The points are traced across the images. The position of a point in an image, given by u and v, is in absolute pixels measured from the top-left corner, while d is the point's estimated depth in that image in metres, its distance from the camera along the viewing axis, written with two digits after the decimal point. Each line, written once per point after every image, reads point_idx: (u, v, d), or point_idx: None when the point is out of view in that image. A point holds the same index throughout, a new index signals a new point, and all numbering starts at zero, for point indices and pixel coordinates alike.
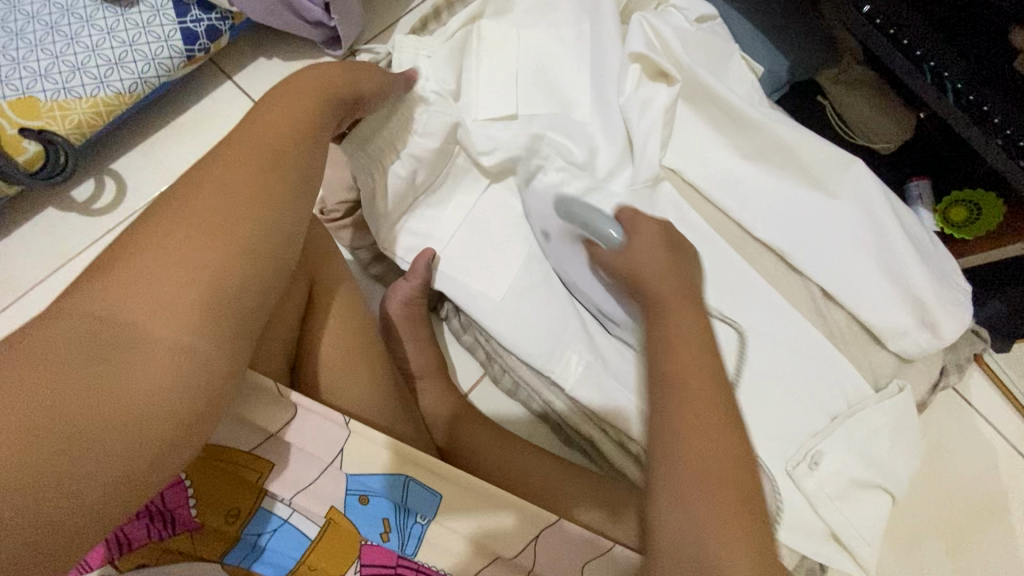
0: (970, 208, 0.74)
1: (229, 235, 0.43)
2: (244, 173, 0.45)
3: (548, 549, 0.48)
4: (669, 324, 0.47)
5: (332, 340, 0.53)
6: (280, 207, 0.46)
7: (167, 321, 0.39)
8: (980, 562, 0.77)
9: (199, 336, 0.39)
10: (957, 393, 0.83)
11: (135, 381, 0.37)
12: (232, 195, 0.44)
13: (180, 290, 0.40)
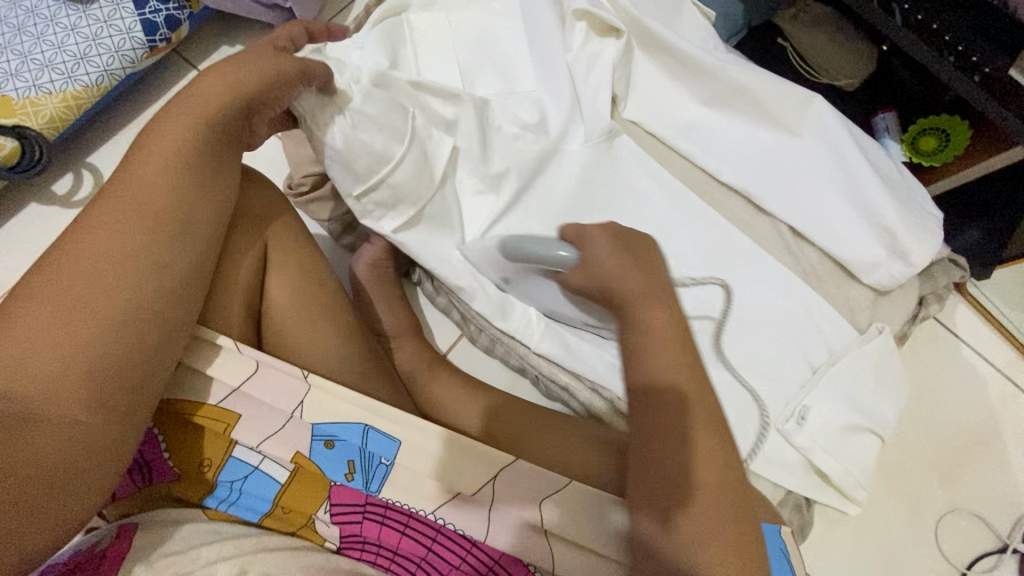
0: (939, 135, 0.73)
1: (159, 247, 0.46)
2: (164, 160, 0.48)
3: (510, 486, 0.49)
4: None
5: (292, 300, 0.55)
6: (196, 191, 0.48)
7: (82, 318, 0.42)
8: (975, 491, 0.77)
9: (129, 349, 0.43)
10: (941, 325, 0.83)
11: (70, 396, 0.41)
12: (147, 179, 0.47)
13: (114, 306, 0.43)
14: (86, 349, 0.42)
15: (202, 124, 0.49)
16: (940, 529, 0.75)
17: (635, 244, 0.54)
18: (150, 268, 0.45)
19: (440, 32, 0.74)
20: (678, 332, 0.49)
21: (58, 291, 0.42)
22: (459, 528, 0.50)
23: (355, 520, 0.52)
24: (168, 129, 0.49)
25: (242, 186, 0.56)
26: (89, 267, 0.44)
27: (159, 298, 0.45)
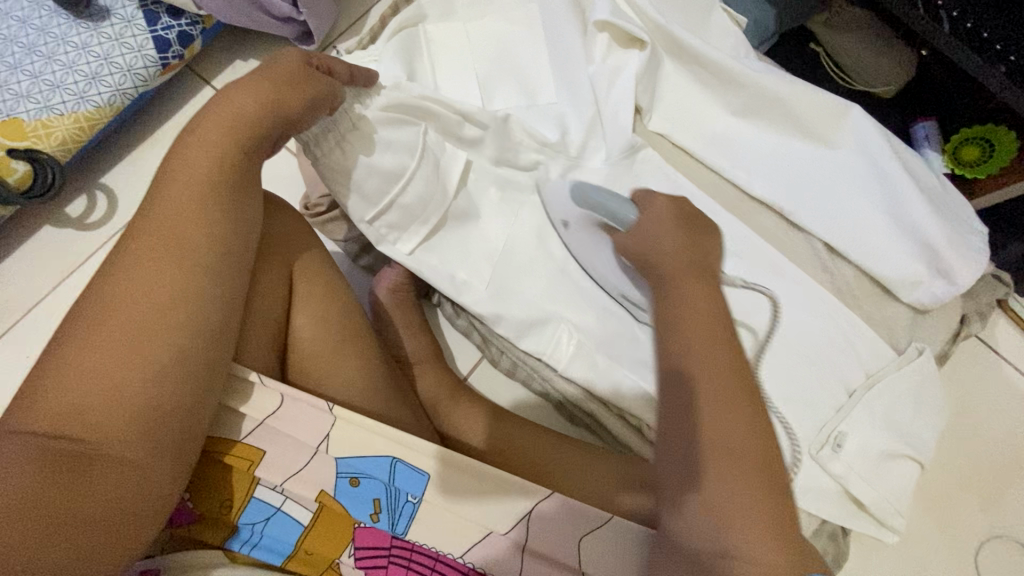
0: (983, 145, 0.70)
1: (201, 274, 0.44)
2: (194, 183, 0.46)
3: (542, 524, 0.48)
4: None
5: (315, 330, 0.53)
6: (227, 214, 0.46)
7: (130, 355, 0.41)
8: (1018, 516, 0.74)
9: (177, 384, 0.42)
10: (981, 341, 0.79)
11: (120, 438, 0.40)
12: (179, 204, 0.45)
13: (160, 341, 0.42)
14: (131, 387, 0.40)
15: (231, 144, 0.47)
16: (983, 557, 0.72)
17: (699, 223, 0.54)
18: (190, 296, 0.43)
19: (457, 43, 0.71)
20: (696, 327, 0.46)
21: (102, 329, 0.41)
22: (489, 571, 0.49)
23: (381, 566, 0.50)
24: (199, 151, 0.47)
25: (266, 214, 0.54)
26: (128, 302, 0.42)
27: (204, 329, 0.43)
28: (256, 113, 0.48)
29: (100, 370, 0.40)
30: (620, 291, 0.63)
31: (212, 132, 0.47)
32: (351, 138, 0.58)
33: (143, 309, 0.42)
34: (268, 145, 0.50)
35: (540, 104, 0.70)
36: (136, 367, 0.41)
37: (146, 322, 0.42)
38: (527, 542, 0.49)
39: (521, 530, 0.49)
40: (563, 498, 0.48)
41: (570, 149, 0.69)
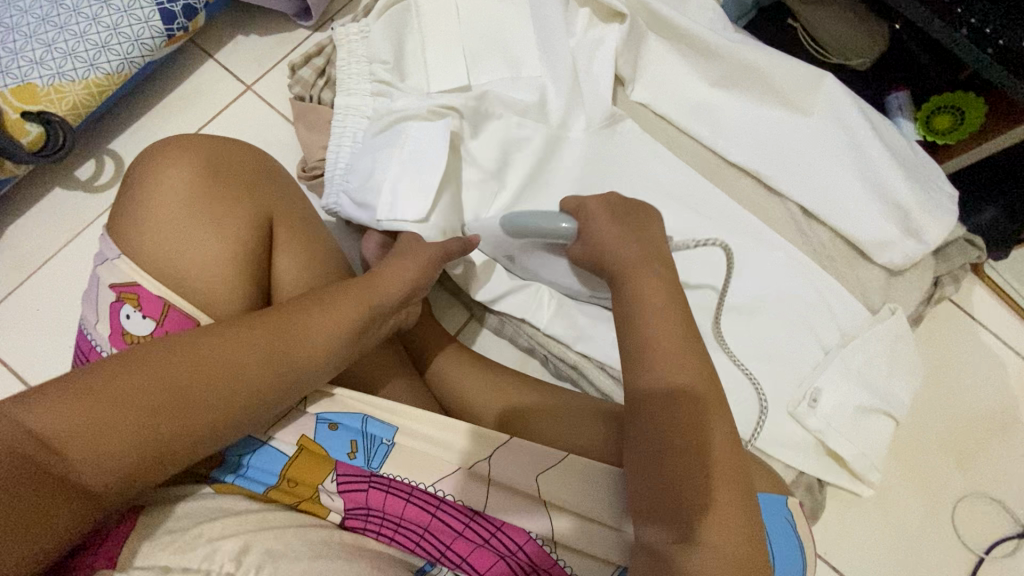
0: (953, 113, 0.72)
1: (243, 334, 0.45)
2: (325, 306, 0.49)
3: (506, 466, 0.49)
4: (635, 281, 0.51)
5: (301, 276, 0.53)
6: (332, 357, 0.49)
7: (151, 384, 0.42)
8: (994, 474, 0.75)
9: (176, 429, 0.42)
10: (958, 307, 0.82)
11: (109, 457, 0.41)
12: (299, 309, 0.48)
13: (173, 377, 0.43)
14: (151, 439, 0.41)
15: (355, 326, 0.50)
16: (957, 514, 0.74)
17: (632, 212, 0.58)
18: (228, 352, 0.45)
19: (446, 16, 0.73)
20: (658, 298, 0.50)
21: (164, 358, 0.43)
22: (459, 500, 0.49)
23: (360, 489, 0.49)
24: (347, 295, 0.50)
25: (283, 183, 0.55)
26: (196, 352, 0.44)
27: (220, 379, 0.44)
28: (367, 329, 0.51)
29: (139, 404, 0.41)
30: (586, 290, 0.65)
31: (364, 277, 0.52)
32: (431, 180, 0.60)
33: (202, 374, 0.43)
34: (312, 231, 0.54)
35: (525, 75, 0.72)
36: (168, 428, 0.42)
37: (171, 358, 0.43)
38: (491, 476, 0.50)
39: (485, 470, 0.50)
40: (524, 443, 0.50)
41: (555, 118, 0.72)
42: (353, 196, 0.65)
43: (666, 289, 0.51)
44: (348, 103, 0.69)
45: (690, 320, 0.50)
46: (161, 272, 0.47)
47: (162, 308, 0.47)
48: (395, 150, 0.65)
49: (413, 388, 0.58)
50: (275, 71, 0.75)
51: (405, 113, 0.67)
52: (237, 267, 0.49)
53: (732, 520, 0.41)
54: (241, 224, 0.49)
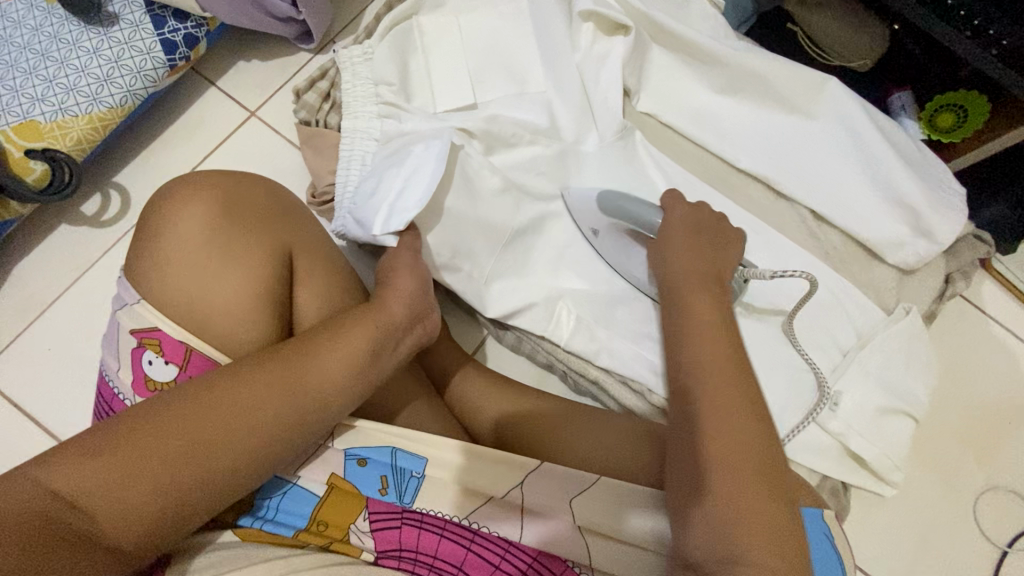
0: (957, 111, 0.72)
1: (258, 380, 0.44)
2: (339, 344, 0.47)
3: (538, 495, 0.49)
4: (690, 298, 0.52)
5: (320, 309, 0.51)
6: (346, 390, 0.47)
7: (167, 436, 0.41)
8: (1012, 468, 0.76)
9: (196, 482, 0.42)
10: (969, 301, 0.82)
11: (130, 510, 0.40)
12: (309, 345, 0.47)
13: (190, 429, 0.42)
14: (168, 490, 0.41)
15: (368, 358, 0.48)
16: (979, 509, 0.75)
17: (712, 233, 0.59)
18: (244, 399, 0.44)
19: (449, 35, 0.73)
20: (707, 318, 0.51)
21: (175, 407, 0.43)
22: (494, 531, 0.48)
23: (393, 527, 0.48)
24: (356, 326, 0.49)
25: (304, 221, 0.54)
26: (209, 399, 0.43)
27: (237, 428, 0.43)
28: (381, 358, 0.49)
29: (153, 457, 0.41)
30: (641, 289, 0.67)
31: (383, 315, 0.50)
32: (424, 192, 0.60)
33: (216, 421, 0.43)
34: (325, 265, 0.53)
35: (530, 91, 0.72)
36: (184, 478, 0.41)
37: (188, 407, 0.42)
38: (525, 504, 0.49)
39: (518, 499, 0.49)
40: (556, 467, 0.50)
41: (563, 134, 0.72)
42: (357, 213, 0.63)
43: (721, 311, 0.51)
44: (355, 126, 0.68)
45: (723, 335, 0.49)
46: (186, 319, 0.46)
47: (184, 352, 0.46)
48: (404, 165, 0.63)
49: (438, 414, 0.58)
50: (278, 96, 0.74)
51: (417, 136, 0.66)
52: (250, 308, 0.47)
53: (761, 502, 0.42)
54: (254, 262, 0.48)
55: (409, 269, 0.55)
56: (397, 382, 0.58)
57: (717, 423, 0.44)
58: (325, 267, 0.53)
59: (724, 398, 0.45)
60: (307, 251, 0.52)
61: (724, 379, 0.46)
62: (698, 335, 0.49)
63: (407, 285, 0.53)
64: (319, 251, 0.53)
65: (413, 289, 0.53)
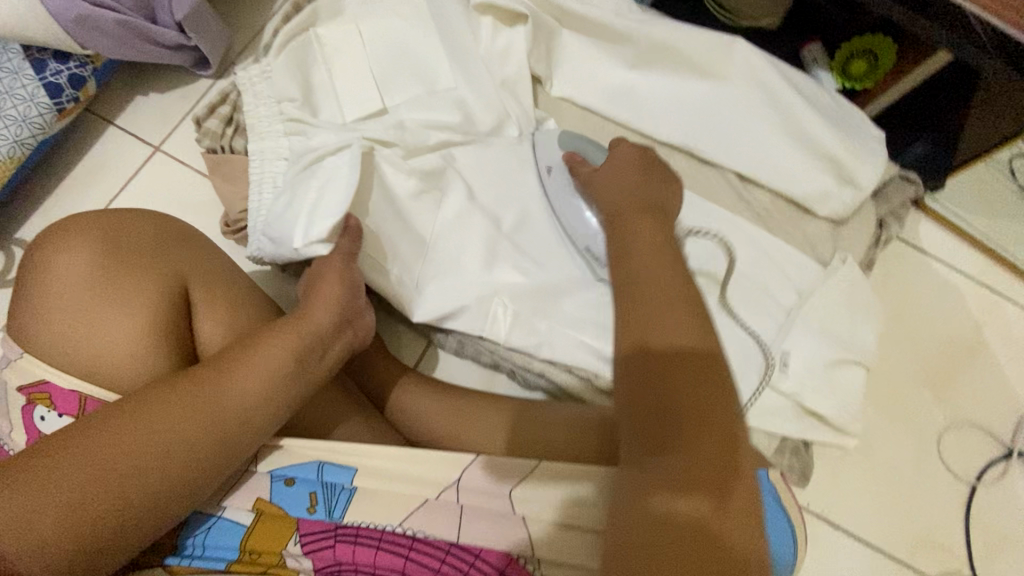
0: (868, 58, 0.73)
1: (173, 404, 0.43)
2: (255, 360, 0.47)
3: (476, 489, 0.48)
4: (629, 236, 0.49)
5: (229, 332, 0.51)
6: (268, 404, 0.47)
7: (77, 470, 0.40)
8: (967, 400, 0.77)
9: (116, 512, 0.41)
10: (907, 242, 0.83)
11: (47, 549, 0.39)
12: (225, 361, 0.46)
13: (101, 462, 0.41)
14: (80, 518, 0.40)
15: (288, 368, 0.47)
16: (944, 446, 0.75)
17: (661, 169, 0.57)
18: (159, 424, 0.43)
19: (349, 42, 0.71)
20: (652, 257, 0.47)
21: (83, 434, 0.41)
22: (431, 535, 0.47)
23: (328, 545, 0.47)
24: (273, 338, 0.48)
25: (205, 246, 0.53)
26: (118, 423, 0.42)
27: (155, 454, 0.42)
28: (304, 368, 0.48)
29: (61, 486, 0.39)
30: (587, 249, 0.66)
31: (300, 324, 0.50)
32: (335, 200, 0.58)
33: (128, 443, 0.42)
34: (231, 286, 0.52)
35: (439, 89, 0.70)
36: (96, 505, 0.40)
37: (97, 438, 0.41)
38: (462, 501, 0.48)
39: (455, 498, 0.48)
40: (492, 459, 0.48)
41: (476, 129, 0.70)
42: (269, 233, 0.60)
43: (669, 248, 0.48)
44: (263, 147, 0.66)
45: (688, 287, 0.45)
46: (66, 361, 0.45)
47: (78, 402, 0.45)
48: (312, 177, 0.61)
49: (375, 429, 0.56)
50: (181, 127, 0.71)
51: (326, 148, 0.64)
52: (152, 334, 0.46)
53: (719, 479, 0.37)
54: (150, 289, 0.47)
55: (331, 273, 0.54)
56: (327, 403, 0.56)
57: (678, 373, 0.39)
58: (234, 288, 0.52)
59: (689, 350, 0.40)
60: (209, 275, 0.51)
61: (702, 344, 0.41)
62: (649, 286, 0.45)
63: (327, 293, 0.52)
64: (224, 274, 0.53)
65: (334, 296, 0.52)
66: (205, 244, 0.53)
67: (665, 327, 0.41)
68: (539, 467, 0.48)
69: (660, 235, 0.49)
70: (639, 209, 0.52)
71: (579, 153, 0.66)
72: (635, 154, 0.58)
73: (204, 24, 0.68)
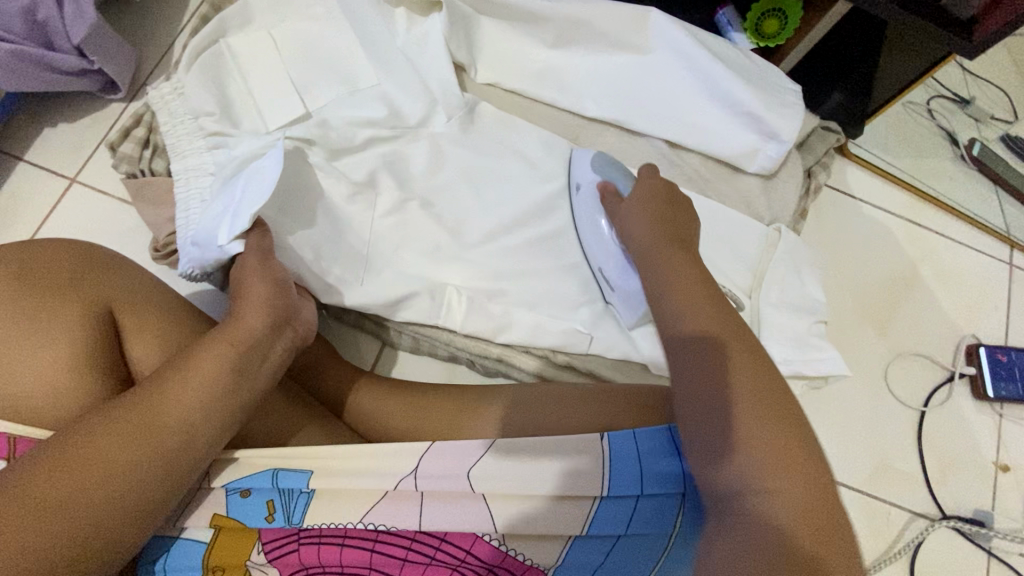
0: (778, 15, 0.74)
1: (114, 422, 0.42)
2: (194, 366, 0.45)
3: (433, 475, 0.47)
4: (694, 297, 0.48)
5: (161, 351, 0.50)
6: (215, 413, 0.45)
7: (16, 503, 0.38)
8: (909, 331, 0.81)
9: (67, 538, 0.39)
10: (837, 189, 0.86)
11: None
12: (161, 374, 0.45)
13: (45, 490, 0.39)
14: (29, 561, 0.37)
15: (226, 376, 0.46)
16: (891, 377, 0.79)
17: (681, 208, 0.59)
18: (100, 443, 0.41)
19: (264, 50, 0.69)
20: (708, 323, 0.46)
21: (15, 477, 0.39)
22: (394, 527, 0.46)
23: (292, 550, 0.47)
24: (207, 346, 0.47)
25: (129, 267, 0.52)
26: (51, 459, 0.40)
27: (99, 475, 0.40)
28: (249, 368, 0.47)
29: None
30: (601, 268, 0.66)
31: (238, 325, 0.49)
32: (252, 193, 0.56)
33: (68, 474, 0.40)
34: (160, 306, 0.52)
35: (362, 88, 0.69)
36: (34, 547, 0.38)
37: (37, 468, 0.40)
38: (422, 489, 0.47)
39: (413, 485, 0.47)
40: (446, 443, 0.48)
41: (405, 123, 0.69)
42: (201, 240, 0.57)
43: (721, 308, 0.48)
44: (186, 165, 0.64)
45: (745, 339, 0.46)
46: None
47: (8, 443, 0.45)
48: (239, 181, 0.59)
49: (330, 432, 0.55)
50: (97, 155, 0.69)
51: (254, 154, 0.63)
52: (80, 361, 0.46)
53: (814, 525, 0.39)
54: (72, 316, 0.46)
55: (256, 271, 0.52)
56: (280, 413, 0.55)
57: (767, 411, 0.42)
58: (162, 308, 0.52)
59: (769, 395, 0.43)
60: (134, 297, 0.50)
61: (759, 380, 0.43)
62: (719, 387, 0.43)
63: (256, 292, 0.50)
64: (148, 293, 0.52)
65: (266, 292, 0.51)
66: (123, 265, 0.52)
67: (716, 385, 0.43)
68: (496, 442, 0.48)
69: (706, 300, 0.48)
70: (695, 277, 0.50)
71: (613, 181, 0.65)
72: (664, 198, 0.58)
73: (106, 46, 0.66)
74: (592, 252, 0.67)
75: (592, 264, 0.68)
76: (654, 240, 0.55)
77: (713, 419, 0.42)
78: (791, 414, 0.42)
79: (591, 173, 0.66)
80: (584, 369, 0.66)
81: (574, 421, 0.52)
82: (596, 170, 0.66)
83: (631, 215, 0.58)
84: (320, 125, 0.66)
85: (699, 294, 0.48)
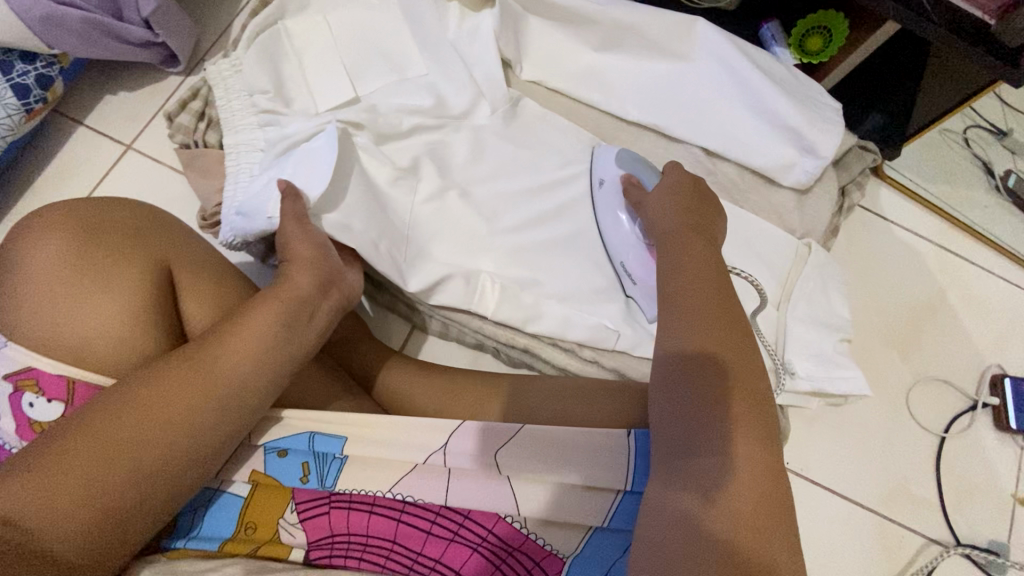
0: (822, 32, 0.76)
1: (174, 372, 0.45)
2: (247, 323, 0.48)
3: (460, 452, 0.49)
4: (684, 249, 0.51)
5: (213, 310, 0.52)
6: (266, 367, 0.47)
7: (87, 442, 0.41)
8: (934, 357, 0.81)
9: (132, 477, 0.42)
10: (869, 211, 0.87)
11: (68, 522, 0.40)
12: (217, 331, 0.47)
13: (112, 431, 0.42)
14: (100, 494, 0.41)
15: (277, 334, 0.48)
16: (914, 400, 0.79)
17: (709, 200, 0.59)
18: (161, 391, 0.44)
19: (319, 34, 0.71)
20: (693, 269, 0.49)
21: (86, 418, 0.42)
22: (420, 500, 0.49)
23: (322, 513, 0.49)
24: (260, 305, 0.49)
25: (186, 231, 0.55)
26: (119, 401, 0.43)
27: (161, 420, 0.43)
28: (298, 327, 0.49)
29: (65, 469, 0.40)
30: (624, 262, 0.67)
31: (289, 287, 0.51)
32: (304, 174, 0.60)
33: (132, 417, 0.43)
34: (215, 270, 0.54)
35: (411, 77, 0.71)
36: (95, 485, 0.41)
37: (106, 412, 0.42)
38: (450, 466, 0.49)
39: (441, 461, 0.49)
40: (478, 425, 0.49)
41: (449, 113, 0.71)
42: (245, 211, 0.60)
43: (709, 260, 0.51)
44: (238, 140, 0.67)
45: (724, 286, 0.49)
46: (65, 350, 0.47)
47: (66, 387, 0.48)
48: (287, 160, 0.62)
49: (361, 405, 0.57)
50: (153, 124, 0.71)
51: (300, 134, 0.64)
52: (142, 316, 0.48)
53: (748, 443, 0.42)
54: (134, 273, 0.49)
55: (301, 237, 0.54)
56: (316, 383, 0.57)
57: (721, 381, 0.43)
58: (216, 272, 0.54)
59: (724, 317, 0.46)
60: (191, 261, 0.53)
61: (728, 317, 0.46)
62: (688, 317, 0.46)
63: (296, 257, 0.53)
64: (204, 257, 0.54)
65: (313, 257, 0.53)
66: (180, 228, 0.54)
67: (678, 312, 0.47)
68: (523, 430, 0.49)
69: (699, 251, 0.51)
70: (687, 231, 0.54)
71: (636, 175, 0.66)
72: (684, 179, 0.59)
73: (172, 21, 0.68)
74: (613, 244, 0.68)
75: (613, 258, 0.69)
76: (656, 206, 0.58)
77: (672, 336, 0.46)
78: (760, 400, 0.44)
79: (614, 166, 0.68)
80: (608, 366, 0.67)
81: (600, 412, 0.53)
82: (620, 164, 0.67)
83: (651, 206, 0.59)
84: (368, 110, 0.68)
85: (703, 283, 0.48)
